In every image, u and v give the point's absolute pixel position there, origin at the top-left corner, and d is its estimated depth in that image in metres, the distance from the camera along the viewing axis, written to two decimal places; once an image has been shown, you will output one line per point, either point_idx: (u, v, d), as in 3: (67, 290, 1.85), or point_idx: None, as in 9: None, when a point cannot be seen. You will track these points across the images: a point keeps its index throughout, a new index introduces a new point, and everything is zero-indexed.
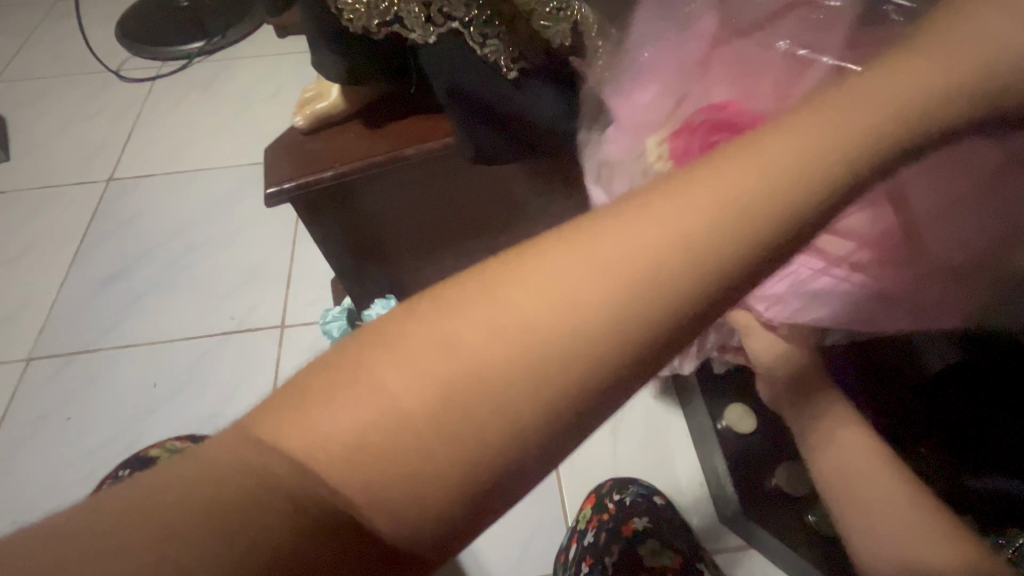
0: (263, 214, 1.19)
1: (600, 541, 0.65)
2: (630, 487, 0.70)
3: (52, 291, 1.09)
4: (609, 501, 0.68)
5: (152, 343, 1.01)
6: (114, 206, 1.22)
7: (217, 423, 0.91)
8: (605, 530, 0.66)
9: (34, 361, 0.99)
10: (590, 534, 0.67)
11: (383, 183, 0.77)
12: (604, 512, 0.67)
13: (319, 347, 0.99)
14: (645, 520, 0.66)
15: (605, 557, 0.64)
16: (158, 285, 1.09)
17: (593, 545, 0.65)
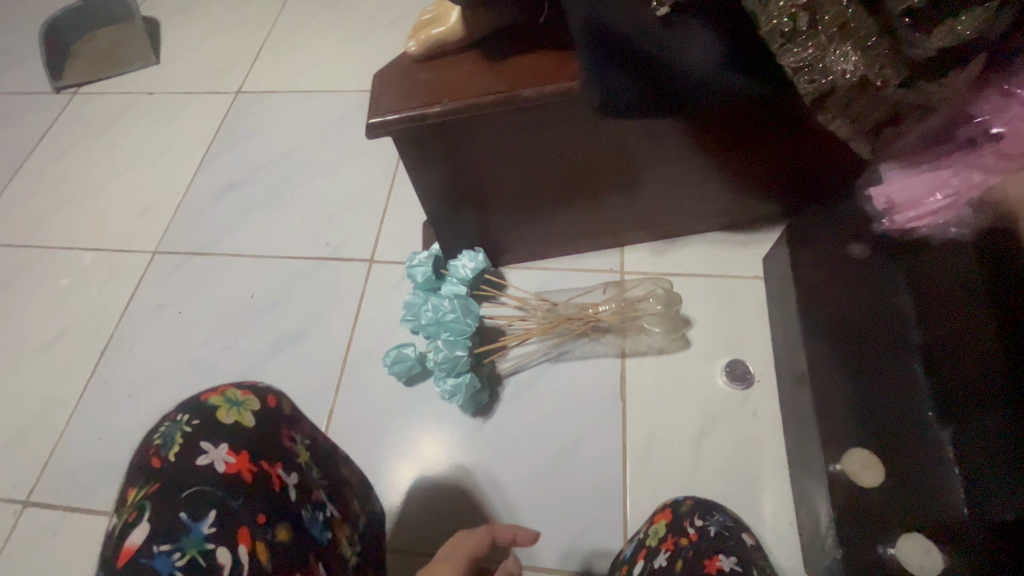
0: (369, 145, 1.18)
1: (675, 567, 0.59)
2: (714, 516, 0.65)
3: (179, 192, 1.17)
4: (691, 526, 0.63)
5: (255, 257, 1.06)
6: (239, 119, 1.27)
7: (301, 345, 0.95)
8: (682, 557, 0.60)
9: (158, 256, 1.08)
10: (662, 556, 0.61)
11: (490, 130, 0.70)
12: (684, 537, 0.62)
13: (402, 289, 0.98)
14: (733, 559, 0.59)
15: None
16: (268, 200, 1.13)
17: (667, 568, 0.59)
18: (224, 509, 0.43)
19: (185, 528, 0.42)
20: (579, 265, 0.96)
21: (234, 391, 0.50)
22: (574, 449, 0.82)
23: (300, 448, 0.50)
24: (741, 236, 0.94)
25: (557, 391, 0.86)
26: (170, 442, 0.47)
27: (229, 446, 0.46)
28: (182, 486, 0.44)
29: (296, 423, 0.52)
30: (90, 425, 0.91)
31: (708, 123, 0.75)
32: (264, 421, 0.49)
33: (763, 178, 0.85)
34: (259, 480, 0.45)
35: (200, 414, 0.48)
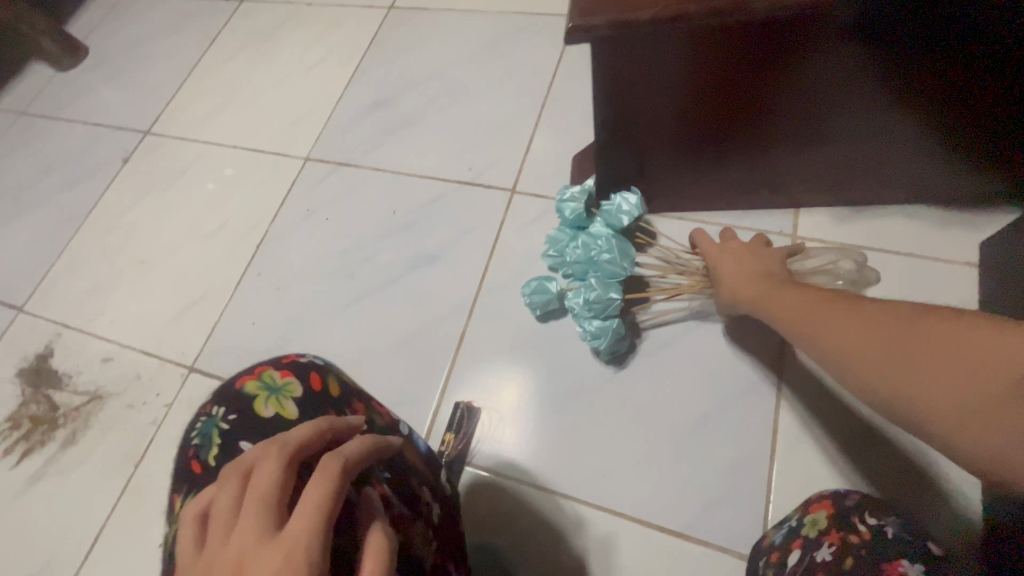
0: (519, 72, 1.12)
1: (844, 561, 0.51)
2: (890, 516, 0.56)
3: (331, 103, 1.20)
4: (862, 524, 0.54)
5: (399, 173, 1.06)
6: (390, 36, 1.26)
7: (438, 265, 0.96)
8: (852, 554, 0.51)
9: (310, 162, 1.13)
10: (825, 549, 0.54)
11: (678, 60, 0.63)
12: (853, 533, 0.53)
13: (542, 225, 0.94)
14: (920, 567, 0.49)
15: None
16: (414, 119, 1.13)
17: (831, 563, 0.52)
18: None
19: None
20: (741, 225, 0.86)
21: (271, 378, 0.56)
22: (711, 417, 0.77)
23: None
24: (952, 217, 0.79)
25: (702, 355, 0.81)
26: (212, 438, 0.54)
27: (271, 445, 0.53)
28: None
29: (341, 399, 0.56)
30: (244, 311, 0.99)
31: (929, 88, 0.62)
32: (303, 408, 0.55)
33: (1004, 152, 0.69)
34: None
35: (240, 409, 0.55)
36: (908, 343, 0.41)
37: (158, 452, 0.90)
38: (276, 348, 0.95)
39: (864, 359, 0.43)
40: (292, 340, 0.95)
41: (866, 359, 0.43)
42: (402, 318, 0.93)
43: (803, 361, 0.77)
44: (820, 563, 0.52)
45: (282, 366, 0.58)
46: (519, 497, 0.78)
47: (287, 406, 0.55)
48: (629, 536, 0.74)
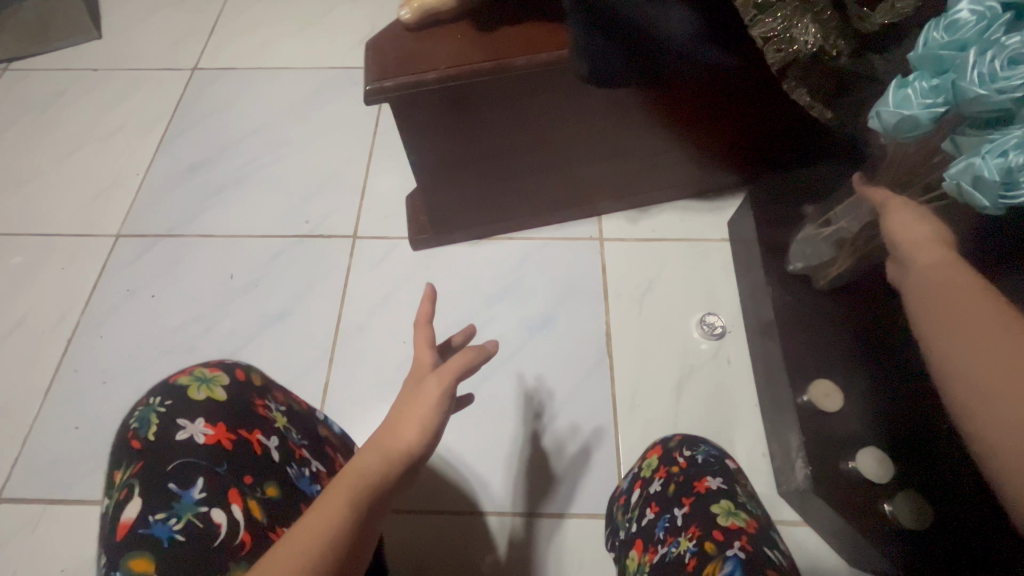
0: (341, 122, 1.16)
1: (668, 492, 0.58)
2: (700, 446, 0.64)
3: (139, 173, 1.11)
4: (680, 455, 0.62)
5: (231, 236, 1.03)
6: (198, 97, 1.22)
7: (288, 321, 0.94)
8: (674, 483, 0.59)
9: (122, 239, 1.03)
10: (656, 483, 0.61)
11: (469, 106, 0.74)
12: (673, 465, 0.61)
13: (389, 263, 0.99)
14: (720, 480, 0.59)
15: (675, 508, 0.56)
16: (239, 179, 1.10)
17: (661, 493, 0.59)
18: (211, 475, 0.48)
19: (177, 496, 0.47)
20: (560, 234, 1.01)
21: (202, 370, 0.53)
22: (566, 404, 0.87)
23: (277, 414, 0.54)
24: (706, 204, 1.01)
25: (563, 338, 0.92)
26: (147, 423, 0.51)
27: (205, 421, 0.50)
28: (165, 461, 0.48)
29: (267, 390, 0.55)
30: (61, 416, 0.87)
31: (671, 103, 0.81)
32: (235, 393, 0.52)
33: (724, 149, 0.92)
34: (240, 446, 0.50)
35: (173, 395, 0.52)
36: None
37: None
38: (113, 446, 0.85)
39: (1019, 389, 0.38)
40: None
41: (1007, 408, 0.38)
42: None
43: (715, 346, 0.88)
44: (654, 495, 0.59)
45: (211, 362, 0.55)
46: (410, 527, 0.79)
47: (217, 387, 0.52)
48: (512, 531, 0.79)
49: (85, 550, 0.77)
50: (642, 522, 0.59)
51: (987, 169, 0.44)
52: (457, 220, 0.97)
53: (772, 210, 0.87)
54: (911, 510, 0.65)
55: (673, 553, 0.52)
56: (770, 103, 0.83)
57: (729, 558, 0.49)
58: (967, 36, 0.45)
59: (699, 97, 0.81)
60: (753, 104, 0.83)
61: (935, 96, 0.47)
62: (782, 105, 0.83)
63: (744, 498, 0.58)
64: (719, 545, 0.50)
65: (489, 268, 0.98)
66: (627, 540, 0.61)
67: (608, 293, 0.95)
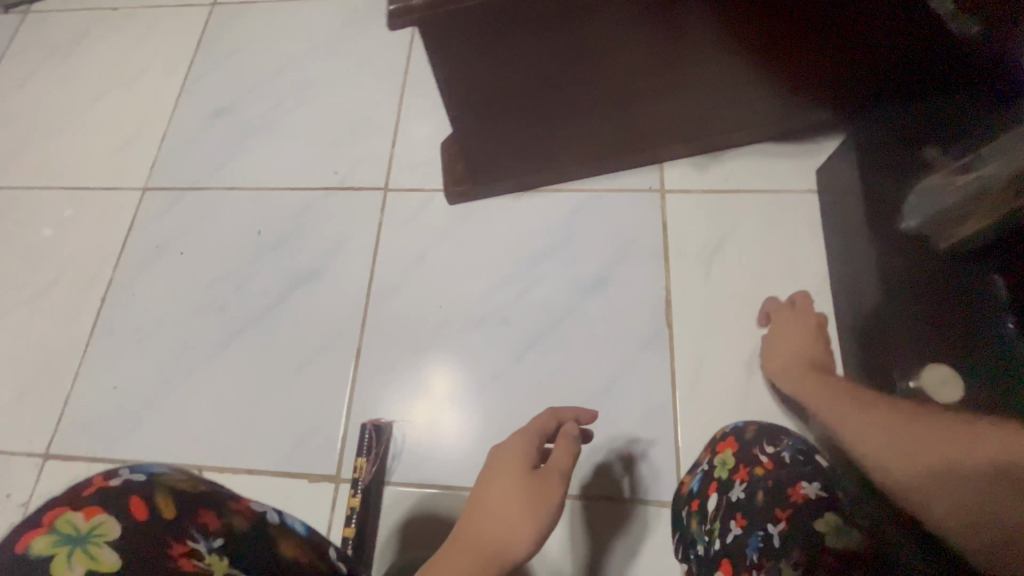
0: (369, 60, 1.05)
1: (755, 500, 0.50)
2: (784, 439, 0.54)
3: (163, 121, 1.05)
4: (763, 454, 0.53)
5: (257, 188, 0.96)
6: (219, 35, 1.12)
7: (318, 281, 0.89)
8: (761, 489, 0.50)
9: (149, 192, 0.99)
10: (737, 488, 0.52)
11: (511, 31, 0.61)
12: (758, 467, 0.52)
13: (422, 219, 0.90)
14: (818, 484, 0.49)
15: (768, 523, 0.48)
16: (264, 126, 1.02)
17: (745, 500, 0.50)
18: None
19: None
20: (614, 186, 0.88)
21: (73, 515, 0.32)
22: (618, 378, 0.78)
23: (212, 559, 0.33)
24: (790, 149, 0.86)
25: (615, 305, 0.82)
26: None
27: None
28: None
29: (189, 525, 0.34)
30: (99, 375, 0.86)
31: (762, 20, 0.65)
32: (142, 552, 0.31)
33: (822, 79, 0.75)
34: None
35: None
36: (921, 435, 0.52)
37: None
38: (149, 406, 0.83)
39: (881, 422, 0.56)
40: (164, 394, 0.84)
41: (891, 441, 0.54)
42: (289, 346, 0.85)
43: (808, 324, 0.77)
44: (740, 506, 0.50)
45: (94, 491, 0.34)
46: (448, 503, 0.75)
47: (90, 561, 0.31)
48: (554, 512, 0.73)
49: None
50: (727, 538, 0.49)
51: None
52: (498, 169, 0.86)
53: (881, 153, 0.70)
54: None
55: None
56: (892, 18, 0.65)
57: None
58: None
59: (801, 12, 0.64)
60: (867, 21, 0.66)
61: None
62: (907, 19, 0.65)
63: (850, 505, 0.49)
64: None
65: (533, 226, 0.88)
66: (709, 557, 0.51)
67: (668, 254, 0.84)
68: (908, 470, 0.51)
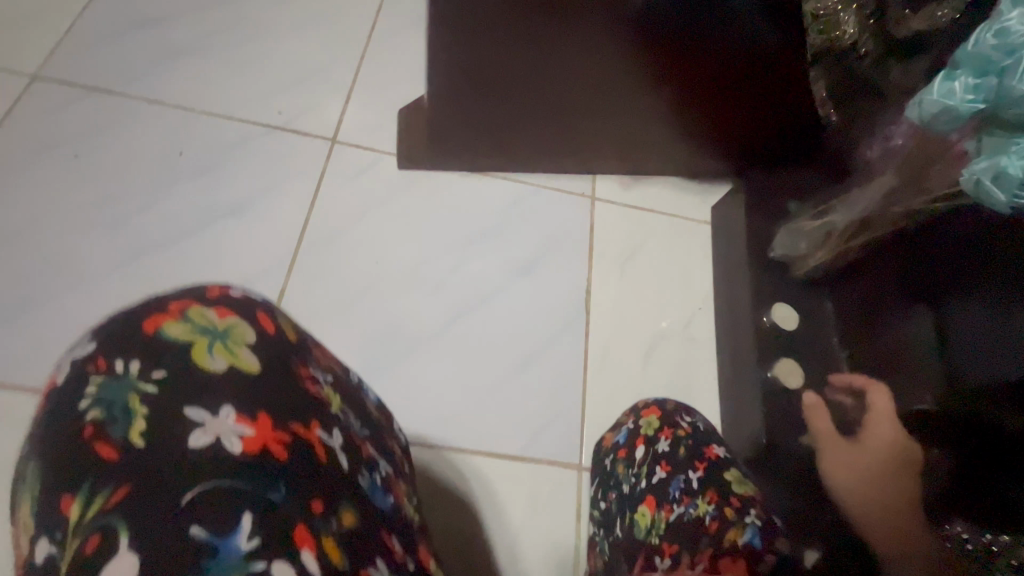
0: (331, 13, 1.03)
1: (679, 454, 0.58)
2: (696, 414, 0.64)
3: (70, 10, 0.92)
4: (682, 420, 0.62)
5: (184, 108, 0.88)
6: None
7: (245, 216, 0.83)
8: (683, 444, 0.59)
9: (40, 83, 0.85)
10: (662, 443, 0.60)
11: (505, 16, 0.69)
12: (680, 428, 0.60)
13: (369, 178, 0.90)
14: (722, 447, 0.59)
15: (689, 472, 0.56)
16: (201, 48, 0.94)
17: (671, 453, 0.58)
18: (260, 507, 0.30)
19: (206, 550, 0.28)
20: (553, 185, 0.97)
21: (165, 330, 0.35)
22: (537, 353, 0.85)
23: (327, 391, 0.38)
24: (696, 185, 1.03)
25: (542, 290, 0.90)
26: (116, 406, 0.32)
27: (236, 414, 0.33)
28: (176, 487, 0.30)
29: (305, 353, 0.39)
30: None
31: (697, 70, 0.81)
32: (271, 363, 0.36)
33: (727, 133, 0.94)
34: (296, 454, 0.33)
35: (109, 401, 0.32)
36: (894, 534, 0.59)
37: None
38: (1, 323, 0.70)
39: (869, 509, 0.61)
40: (24, 311, 0.71)
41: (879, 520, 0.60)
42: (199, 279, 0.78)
43: (697, 327, 0.92)
44: (665, 455, 0.58)
45: (208, 300, 0.37)
46: None
47: (248, 344, 0.36)
48: (465, 469, 0.76)
49: None
50: (653, 479, 0.58)
51: (1014, 168, 0.47)
52: (454, 146, 0.90)
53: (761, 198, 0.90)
54: None
55: (691, 514, 0.52)
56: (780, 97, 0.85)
57: (749, 527, 0.49)
58: (1016, 43, 0.47)
59: (725, 72, 0.81)
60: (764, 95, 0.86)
61: (978, 95, 0.50)
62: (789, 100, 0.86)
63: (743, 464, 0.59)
64: (737, 513, 0.51)
65: (477, 205, 0.93)
66: (637, 496, 0.59)
67: (592, 252, 0.94)
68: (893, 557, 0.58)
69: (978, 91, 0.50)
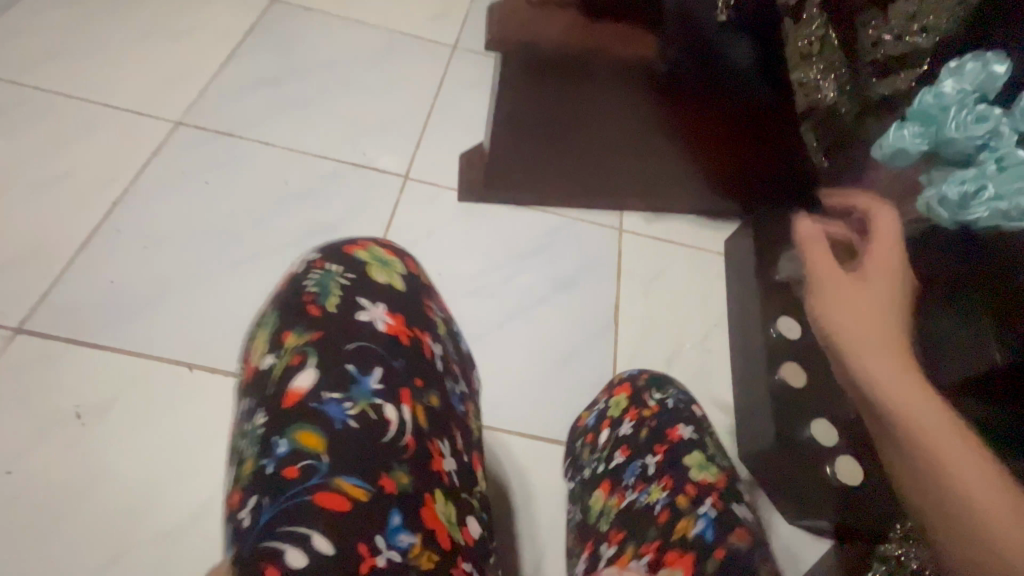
0: (406, 80, 1.28)
1: (642, 436, 0.64)
2: (669, 390, 0.70)
3: (207, 74, 1.16)
4: (650, 400, 0.68)
5: (289, 149, 1.09)
6: (275, 24, 1.29)
7: (334, 233, 1.01)
8: (647, 428, 0.65)
9: (182, 127, 1.07)
10: (627, 427, 0.67)
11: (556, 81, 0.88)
12: (647, 410, 0.67)
13: (433, 207, 1.08)
14: (691, 428, 0.65)
15: (648, 455, 0.62)
16: (304, 104, 1.17)
17: (632, 438, 0.65)
18: (387, 367, 0.42)
19: (354, 380, 0.40)
20: (586, 218, 1.14)
21: (379, 250, 0.48)
22: (573, 356, 0.98)
23: (439, 321, 0.48)
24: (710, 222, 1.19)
25: (577, 304, 1.04)
26: (331, 288, 0.44)
27: (386, 309, 0.44)
28: (343, 338, 0.42)
29: (433, 294, 0.50)
30: (97, 269, 0.89)
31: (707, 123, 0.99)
32: (412, 290, 0.47)
33: (735, 177, 1.11)
34: (412, 345, 0.44)
35: (350, 267, 0.46)
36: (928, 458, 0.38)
37: None
38: (142, 307, 0.87)
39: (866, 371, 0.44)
40: (160, 298, 0.88)
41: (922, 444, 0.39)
42: None
43: (713, 341, 1.04)
44: (627, 438, 0.66)
45: (387, 244, 0.50)
46: None
47: (400, 275, 0.48)
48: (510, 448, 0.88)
49: (103, 390, 0.79)
50: (612, 462, 0.66)
51: (949, 192, 0.62)
52: (504, 183, 1.09)
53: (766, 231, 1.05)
54: (844, 469, 0.80)
55: (643, 501, 0.59)
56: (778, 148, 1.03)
57: (701, 517, 0.55)
58: (946, 101, 0.64)
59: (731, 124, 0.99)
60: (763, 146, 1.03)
61: (921, 139, 0.67)
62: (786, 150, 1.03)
63: (710, 444, 0.65)
64: (690, 501, 0.56)
65: (522, 231, 1.10)
66: (597, 476, 0.68)
67: (620, 274, 1.09)
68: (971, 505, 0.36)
69: (923, 137, 0.67)
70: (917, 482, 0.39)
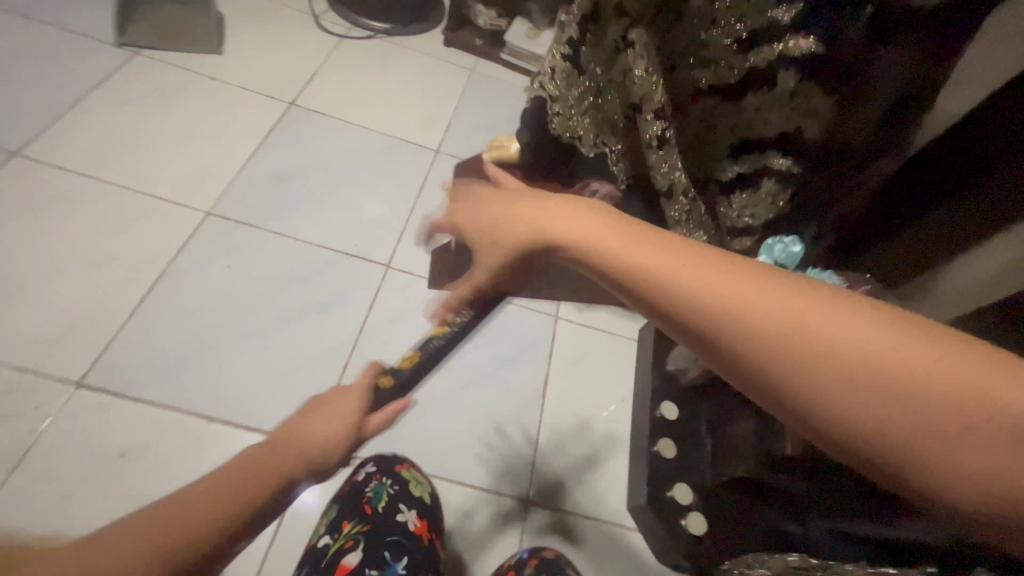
0: (395, 180, 1.57)
1: None
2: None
3: (233, 170, 1.44)
4: None
5: (296, 238, 1.37)
6: (291, 126, 1.59)
7: (326, 311, 1.28)
8: None
9: (211, 217, 1.35)
10: None
11: None
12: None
13: (407, 293, 1.37)
14: None
15: None
16: (310, 199, 1.46)
17: None
18: (408, 556, 0.89)
19: (389, 565, 0.87)
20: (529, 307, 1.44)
21: (415, 472, 1.02)
22: (506, 421, 1.26)
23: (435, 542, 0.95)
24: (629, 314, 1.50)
25: (514, 377, 1.32)
26: (382, 494, 0.96)
27: (415, 514, 0.95)
28: (384, 535, 0.91)
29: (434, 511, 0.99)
30: (139, 337, 1.15)
31: None
32: (430, 504, 0.99)
33: None
34: (423, 544, 0.92)
35: (398, 482, 0.98)
36: (877, 423, 0.39)
37: (36, 461, 0.98)
38: (172, 369, 1.12)
39: (841, 383, 0.41)
40: (187, 361, 1.14)
41: (911, 425, 0.38)
42: (293, 350, 1.21)
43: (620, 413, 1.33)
44: None
45: (415, 467, 1.03)
46: None
47: (427, 492, 1.01)
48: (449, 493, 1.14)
49: (141, 435, 1.04)
50: None
51: None
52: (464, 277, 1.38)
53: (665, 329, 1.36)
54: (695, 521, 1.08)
55: None
56: None
57: None
58: None
59: None
60: None
61: None
62: None
63: None
64: None
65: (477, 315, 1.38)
66: None
67: (551, 355, 1.38)
68: (918, 459, 0.38)
69: None
70: (881, 458, 0.40)
